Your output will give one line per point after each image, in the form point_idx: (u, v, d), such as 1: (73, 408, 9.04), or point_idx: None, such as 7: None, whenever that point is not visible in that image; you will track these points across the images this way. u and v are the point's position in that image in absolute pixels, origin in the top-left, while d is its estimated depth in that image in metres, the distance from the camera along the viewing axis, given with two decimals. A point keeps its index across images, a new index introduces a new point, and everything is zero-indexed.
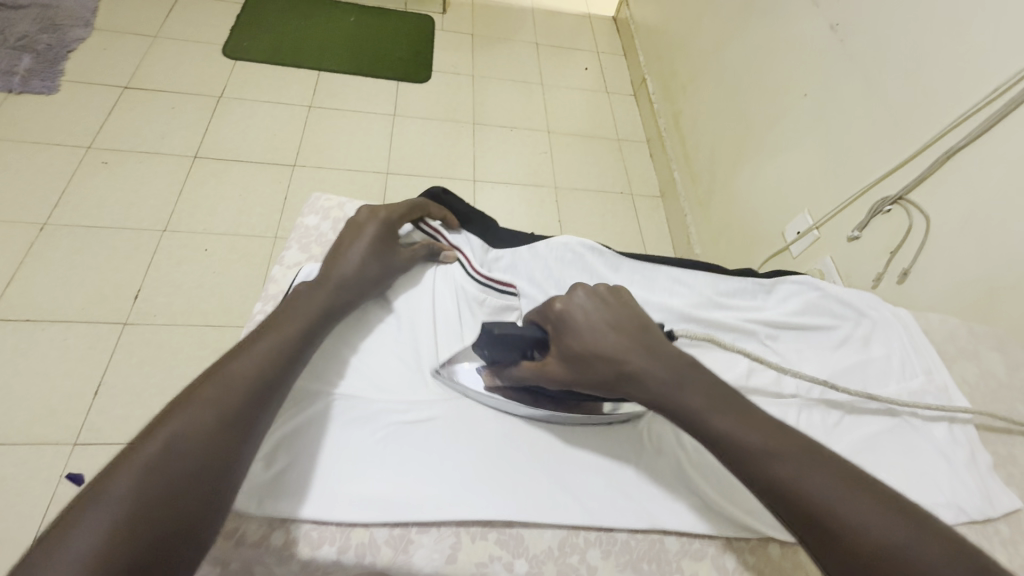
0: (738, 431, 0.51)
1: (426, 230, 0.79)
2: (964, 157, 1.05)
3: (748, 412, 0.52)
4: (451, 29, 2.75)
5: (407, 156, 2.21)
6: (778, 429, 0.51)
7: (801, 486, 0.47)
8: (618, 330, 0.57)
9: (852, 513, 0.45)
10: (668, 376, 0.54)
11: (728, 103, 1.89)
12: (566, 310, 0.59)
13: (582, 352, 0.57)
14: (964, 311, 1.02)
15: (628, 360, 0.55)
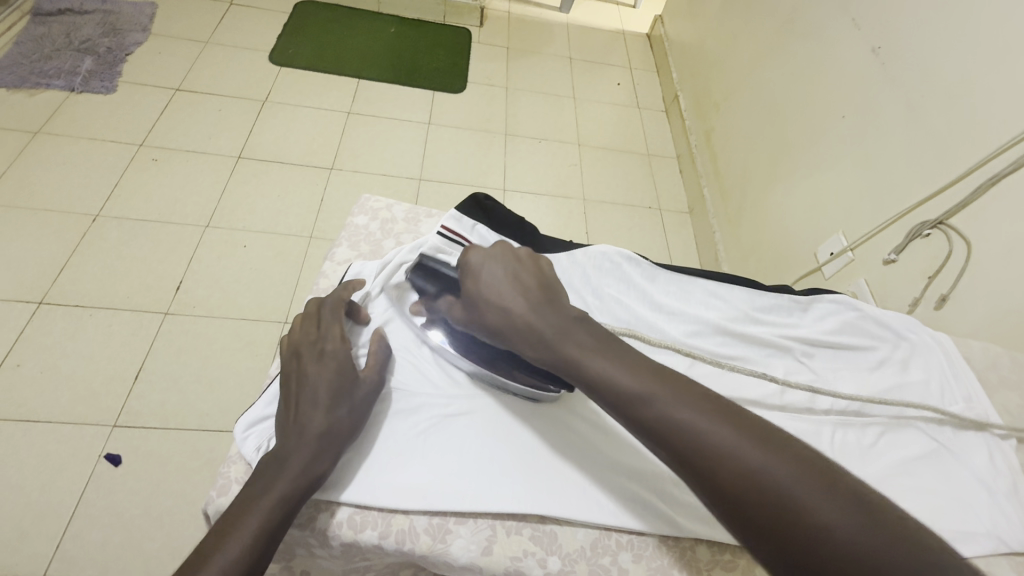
0: (620, 377, 0.52)
1: (452, 236, 0.73)
2: (1007, 184, 1.03)
3: (630, 357, 0.53)
4: (487, 42, 2.81)
5: (441, 163, 2.26)
6: (647, 370, 0.52)
7: (700, 433, 0.47)
8: (520, 284, 0.58)
9: (716, 446, 0.47)
10: (558, 328, 0.55)
11: (763, 122, 1.89)
12: (473, 262, 0.61)
13: (476, 295, 0.58)
14: (1005, 340, 1.00)
15: (515, 309, 0.57)
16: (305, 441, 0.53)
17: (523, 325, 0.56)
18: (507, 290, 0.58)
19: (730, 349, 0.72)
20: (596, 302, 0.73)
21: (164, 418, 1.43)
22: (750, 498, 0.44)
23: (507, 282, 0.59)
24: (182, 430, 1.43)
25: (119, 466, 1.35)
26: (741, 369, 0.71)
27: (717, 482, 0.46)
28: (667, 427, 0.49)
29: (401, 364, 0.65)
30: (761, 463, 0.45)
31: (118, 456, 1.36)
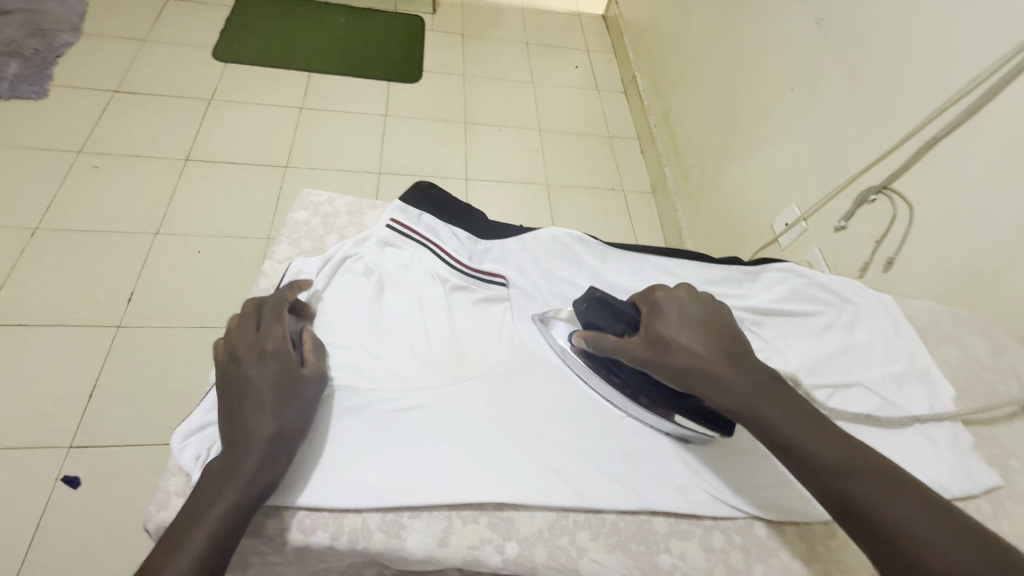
0: (824, 447, 0.51)
1: (396, 230, 0.71)
2: (944, 147, 1.07)
3: (833, 430, 0.53)
4: (441, 29, 2.76)
5: (400, 156, 2.22)
6: (852, 447, 0.51)
7: (909, 522, 0.46)
8: (713, 335, 0.57)
9: (925, 539, 0.45)
10: (751, 386, 0.55)
11: (717, 98, 1.91)
12: (662, 300, 0.61)
13: (666, 334, 0.57)
14: (949, 297, 1.04)
15: (703, 354, 0.56)
16: (249, 446, 0.51)
17: (706, 369, 0.55)
18: (696, 333, 0.57)
19: None
20: (547, 285, 0.72)
21: (123, 434, 1.38)
22: None
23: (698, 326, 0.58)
24: (142, 446, 1.38)
25: (78, 488, 1.30)
26: None
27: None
28: (844, 493, 0.49)
29: (349, 363, 0.62)
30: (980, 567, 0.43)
31: (76, 478, 1.30)
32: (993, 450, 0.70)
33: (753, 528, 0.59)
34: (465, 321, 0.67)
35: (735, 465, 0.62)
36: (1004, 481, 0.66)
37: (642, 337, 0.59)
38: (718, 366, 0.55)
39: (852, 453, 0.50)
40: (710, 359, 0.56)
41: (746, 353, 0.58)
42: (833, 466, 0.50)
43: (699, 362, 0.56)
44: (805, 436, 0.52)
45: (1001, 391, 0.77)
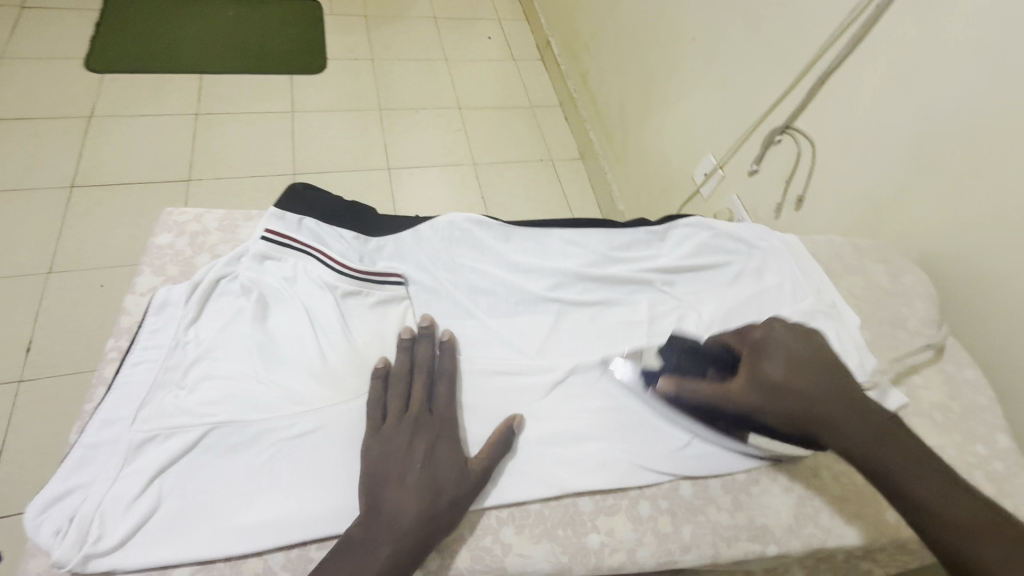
0: (933, 496, 0.50)
1: (272, 240, 0.64)
2: (835, 81, 1.09)
3: (946, 477, 0.51)
4: (342, 12, 2.60)
5: (315, 153, 2.10)
6: (962, 496, 0.50)
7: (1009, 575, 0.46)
8: (819, 373, 0.58)
9: None
10: (862, 427, 0.54)
11: (628, 55, 1.89)
12: (766, 338, 0.60)
13: (773, 377, 0.57)
14: (855, 228, 1.08)
15: (809, 398, 0.56)
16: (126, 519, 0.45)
17: (811, 411, 0.56)
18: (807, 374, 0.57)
19: (594, 294, 0.71)
20: (448, 276, 0.68)
21: None
22: None
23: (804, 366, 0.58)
24: None
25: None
26: (607, 314, 0.70)
27: None
28: (956, 546, 0.48)
29: (230, 394, 0.55)
30: None
31: None
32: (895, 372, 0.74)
33: (679, 489, 0.59)
34: (363, 329, 0.62)
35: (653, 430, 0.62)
36: (908, 400, 0.70)
37: (742, 380, 0.59)
38: (829, 409, 0.55)
39: (946, 486, 0.51)
40: (818, 401, 0.56)
41: (851, 388, 0.57)
42: (930, 507, 0.50)
43: (803, 409, 0.56)
44: (908, 473, 0.52)
45: (901, 313, 0.80)
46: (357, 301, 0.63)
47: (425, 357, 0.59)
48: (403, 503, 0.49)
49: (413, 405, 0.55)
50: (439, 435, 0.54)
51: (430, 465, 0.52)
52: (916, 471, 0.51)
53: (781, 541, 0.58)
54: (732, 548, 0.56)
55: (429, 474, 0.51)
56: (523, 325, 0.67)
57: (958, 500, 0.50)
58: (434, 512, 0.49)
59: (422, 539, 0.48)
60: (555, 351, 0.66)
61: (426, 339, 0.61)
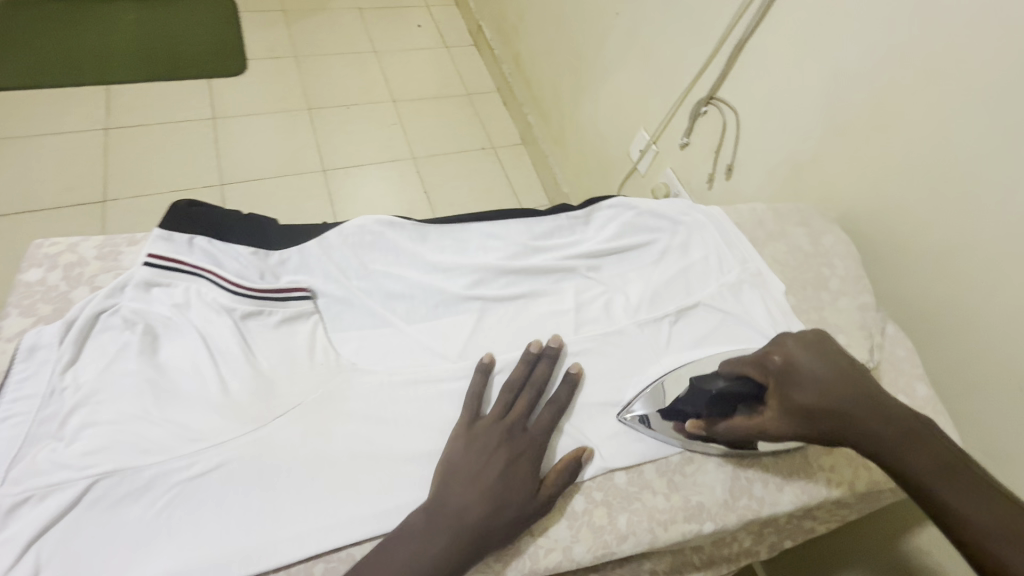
0: (946, 485, 0.48)
1: (157, 264, 0.59)
2: (750, 48, 1.09)
3: (969, 471, 0.48)
4: (258, 9, 2.46)
5: (242, 160, 1.99)
6: (982, 490, 0.47)
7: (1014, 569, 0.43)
8: (835, 362, 0.56)
9: None
10: (879, 415, 0.52)
11: (557, 35, 1.87)
12: (788, 359, 0.57)
13: (795, 358, 0.57)
14: (781, 193, 1.09)
15: (835, 421, 0.53)
16: None
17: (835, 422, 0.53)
18: (826, 358, 0.56)
19: (518, 287, 0.68)
20: (360, 285, 0.65)
21: None
22: None
23: (826, 353, 0.57)
24: None
25: None
26: (532, 306, 0.68)
27: None
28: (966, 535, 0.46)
29: (115, 439, 0.50)
30: None
31: None
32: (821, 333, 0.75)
33: (614, 479, 0.58)
34: (269, 351, 0.58)
35: (583, 423, 0.61)
36: None
37: (765, 361, 0.59)
38: (840, 392, 0.54)
39: (976, 486, 0.47)
40: (845, 410, 0.53)
41: (875, 381, 0.55)
42: (941, 497, 0.48)
43: (828, 418, 0.53)
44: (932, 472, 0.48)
45: (824, 275, 0.81)
46: (260, 322, 0.59)
47: (539, 377, 0.60)
48: (467, 501, 0.50)
49: (512, 415, 0.56)
50: (529, 453, 0.54)
51: (505, 477, 0.52)
52: (928, 457, 0.49)
53: (715, 518, 0.58)
54: (668, 531, 0.56)
55: (502, 487, 0.51)
56: (443, 328, 0.64)
57: (976, 491, 0.47)
58: (490, 525, 0.49)
59: (472, 547, 0.48)
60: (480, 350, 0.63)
61: (548, 360, 0.61)
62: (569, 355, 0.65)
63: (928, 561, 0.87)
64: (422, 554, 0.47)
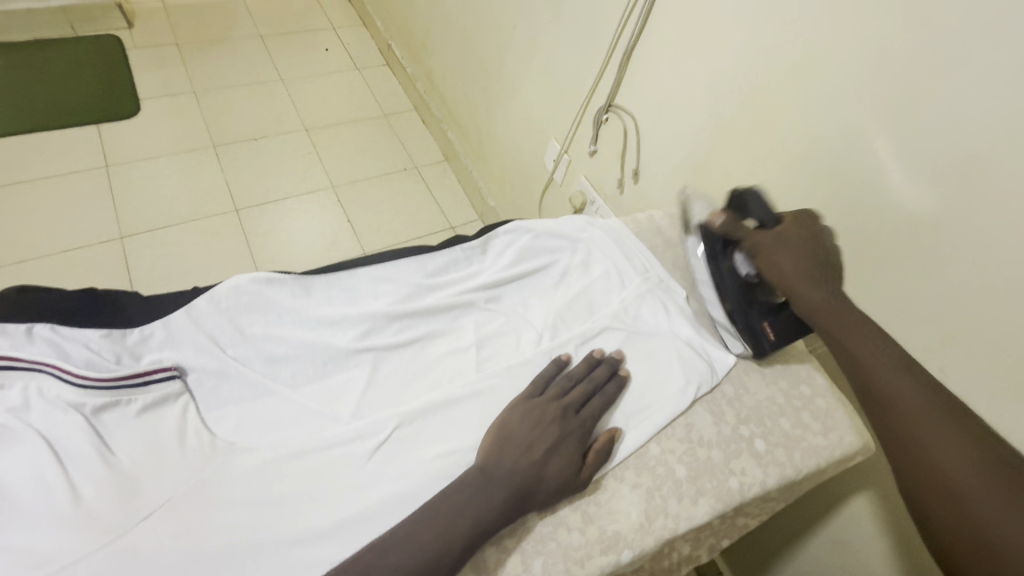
0: (900, 389, 0.55)
1: None
2: (637, 55, 1.11)
3: (928, 384, 0.55)
4: (148, 44, 2.30)
5: (144, 209, 1.85)
6: (937, 396, 0.54)
7: (933, 450, 0.50)
8: (811, 271, 0.66)
9: (944, 467, 0.49)
10: (839, 326, 0.62)
11: (463, 49, 1.85)
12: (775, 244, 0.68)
13: (779, 253, 0.68)
14: (683, 194, 1.12)
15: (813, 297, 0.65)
16: None
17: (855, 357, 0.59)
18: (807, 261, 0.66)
19: (412, 331, 0.66)
20: (236, 353, 0.60)
21: None
22: (960, 533, 0.46)
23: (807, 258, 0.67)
24: None
25: None
26: (429, 349, 0.65)
27: (932, 497, 0.49)
28: (902, 423, 0.53)
29: None
30: (997, 510, 0.45)
31: None
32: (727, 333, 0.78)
33: (528, 521, 0.56)
34: (132, 444, 0.52)
35: None
36: (735, 356, 0.74)
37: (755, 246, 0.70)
38: (812, 289, 0.65)
39: (984, 452, 0.48)
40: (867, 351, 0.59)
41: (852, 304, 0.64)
42: (889, 392, 0.55)
43: (853, 356, 0.60)
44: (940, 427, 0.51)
45: None
46: (120, 414, 0.53)
47: (598, 374, 0.65)
48: (518, 468, 0.55)
49: (566, 399, 0.61)
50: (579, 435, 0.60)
51: (557, 458, 0.57)
52: (886, 364, 0.57)
53: (633, 544, 0.57)
54: (585, 568, 0.54)
55: (553, 466, 0.56)
56: (333, 388, 0.60)
57: (922, 395, 0.54)
58: (529, 502, 0.54)
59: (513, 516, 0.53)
60: (375, 406, 0.59)
61: (609, 365, 0.66)
62: (471, 397, 0.62)
63: (856, 532, 0.91)
64: (478, 514, 0.51)
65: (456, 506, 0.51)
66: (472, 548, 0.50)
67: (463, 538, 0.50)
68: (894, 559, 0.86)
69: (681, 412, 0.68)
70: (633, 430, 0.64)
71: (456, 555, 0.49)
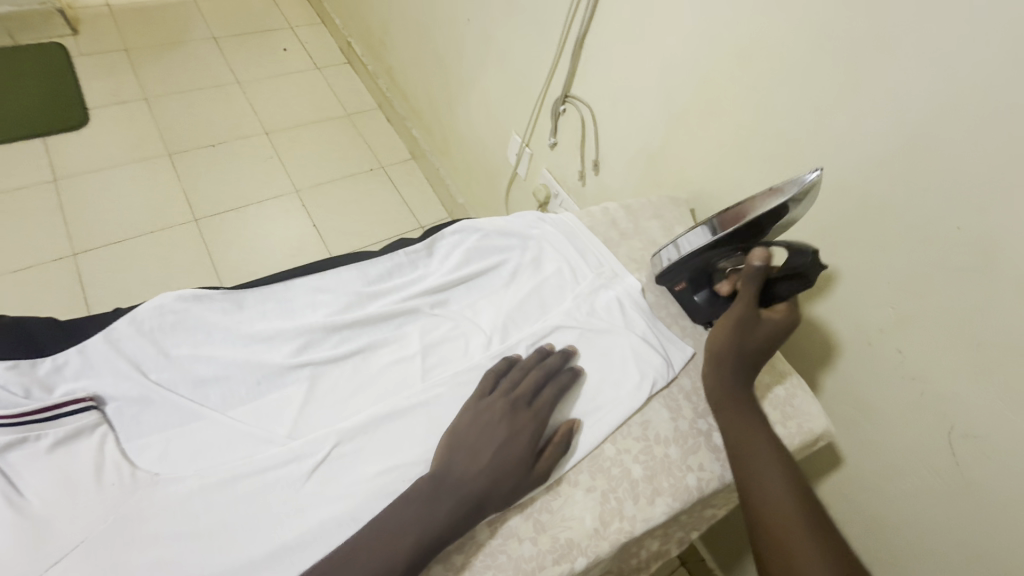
0: (759, 458, 0.58)
1: None
2: (590, 42, 1.09)
3: (778, 454, 0.59)
4: (95, 50, 2.20)
5: (96, 223, 1.77)
6: (783, 465, 0.58)
7: (781, 521, 0.54)
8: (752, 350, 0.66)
9: (791, 535, 0.53)
10: (725, 394, 0.64)
11: (422, 44, 1.81)
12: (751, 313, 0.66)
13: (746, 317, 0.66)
14: (642, 184, 1.10)
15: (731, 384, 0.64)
16: None
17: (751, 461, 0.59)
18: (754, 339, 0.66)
19: (353, 342, 0.63)
20: (161, 377, 0.56)
21: None
22: None
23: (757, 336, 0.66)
24: None
25: None
26: (372, 360, 0.62)
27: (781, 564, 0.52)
28: (759, 493, 0.56)
29: None
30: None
31: None
32: (683, 326, 0.76)
33: (476, 534, 0.54)
34: (44, 483, 0.49)
35: None
36: (692, 348, 0.73)
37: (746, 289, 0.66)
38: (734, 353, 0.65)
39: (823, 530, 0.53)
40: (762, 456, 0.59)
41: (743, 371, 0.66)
42: (751, 461, 0.58)
43: (745, 449, 0.59)
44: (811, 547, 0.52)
45: None
46: (29, 453, 0.50)
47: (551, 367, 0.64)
48: (468, 470, 0.53)
49: (517, 392, 0.59)
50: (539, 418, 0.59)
51: (514, 444, 0.56)
52: (746, 430, 0.61)
53: (587, 552, 0.55)
54: None
55: (510, 452, 0.55)
56: (268, 408, 0.57)
57: (775, 465, 0.58)
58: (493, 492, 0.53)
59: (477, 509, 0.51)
60: (313, 424, 0.57)
61: (563, 353, 0.65)
62: (416, 407, 0.59)
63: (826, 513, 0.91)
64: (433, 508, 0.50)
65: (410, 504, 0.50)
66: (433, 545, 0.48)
67: (421, 534, 0.48)
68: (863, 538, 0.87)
69: (637, 410, 0.66)
70: (585, 432, 0.62)
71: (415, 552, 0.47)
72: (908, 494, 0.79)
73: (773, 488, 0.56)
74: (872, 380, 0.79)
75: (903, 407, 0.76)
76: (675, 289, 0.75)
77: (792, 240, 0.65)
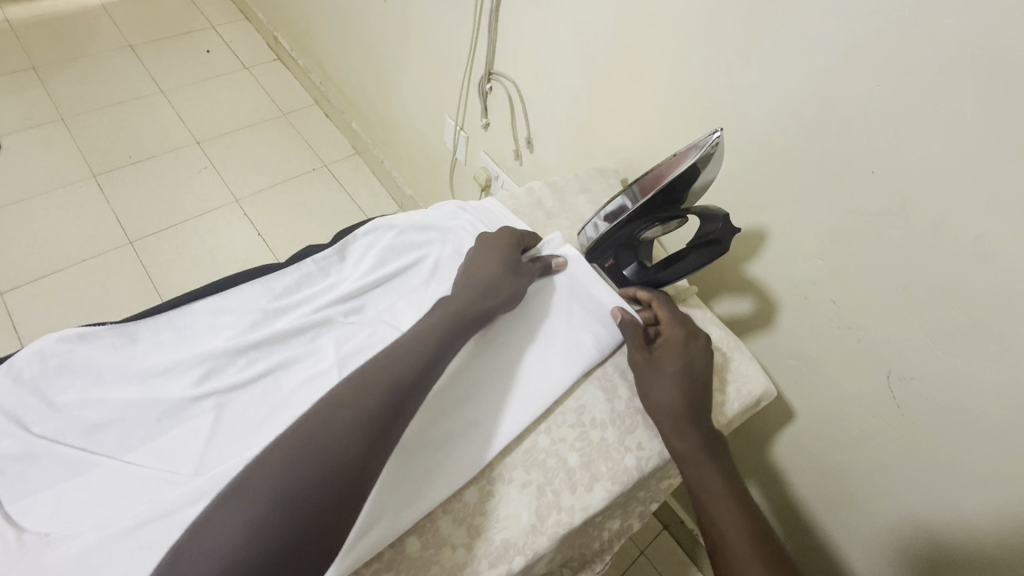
0: (711, 485, 0.58)
1: None
2: (504, 14, 1.03)
3: (727, 472, 0.60)
4: None
5: (15, 259, 1.61)
6: (734, 487, 0.59)
7: (730, 550, 0.56)
8: (683, 378, 0.62)
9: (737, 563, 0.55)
10: (680, 433, 0.59)
11: (347, 29, 1.70)
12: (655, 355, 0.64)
13: (663, 362, 0.63)
14: (574, 158, 1.07)
15: (680, 447, 0.59)
16: None
17: (709, 518, 0.58)
18: (680, 377, 0.62)
19: (261, 363, 0.59)
20: (51, 429, 0.53)
21: None
22: None
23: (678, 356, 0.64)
24: None
25: None
26: (283, 380, 0.58)
27: None
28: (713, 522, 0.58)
29: None
30: None
31: None
32: None
33: (408, 547, 0.53)
34: None
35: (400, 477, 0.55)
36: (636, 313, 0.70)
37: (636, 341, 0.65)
38: (675, 402, 0.60)
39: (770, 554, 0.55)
40: (722, 512, 0.57)
41: (697, 399, 0.61)
42: (704, 490, 0.59)
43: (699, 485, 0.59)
44: None
45: None
46: None
47: (483, 239, 0.70)
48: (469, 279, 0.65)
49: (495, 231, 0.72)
50: None
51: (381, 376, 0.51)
52: (702, 464, 0.59)
53: (524, 549, 0.53)
54: None
55: (382, 386, 0.51)
56: (170, 446, 0.53)
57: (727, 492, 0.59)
58: (355, 449, 0.46)
59: (338, 472, 0.45)
60: (219, 457, 0.52)
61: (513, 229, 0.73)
62: None
63: (788, 464, 0.92)
64: (306, 466, 0.44)
65: (280, 466, 0.44)
66: (328, 495, 0.44)
67: (301, 484, 0.43)
68: (824, 483, 0.88)
69: (570, 395, 0.65)
70: (515, 417, 0.61)
71: (299, 509, 0.42)
72: (856, 441, 0.79)
73: (723, 515, 0.57)
74: (810, 332, 0.79)
75: (845, 356, 0.76)
76: (603, 267, 0.74)
77: (705, 205, 0.65)
